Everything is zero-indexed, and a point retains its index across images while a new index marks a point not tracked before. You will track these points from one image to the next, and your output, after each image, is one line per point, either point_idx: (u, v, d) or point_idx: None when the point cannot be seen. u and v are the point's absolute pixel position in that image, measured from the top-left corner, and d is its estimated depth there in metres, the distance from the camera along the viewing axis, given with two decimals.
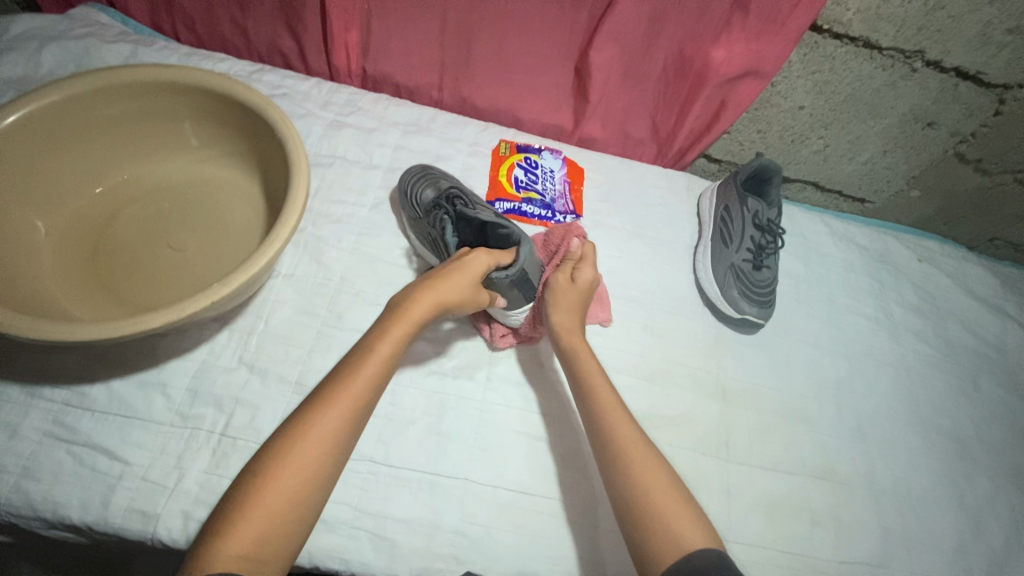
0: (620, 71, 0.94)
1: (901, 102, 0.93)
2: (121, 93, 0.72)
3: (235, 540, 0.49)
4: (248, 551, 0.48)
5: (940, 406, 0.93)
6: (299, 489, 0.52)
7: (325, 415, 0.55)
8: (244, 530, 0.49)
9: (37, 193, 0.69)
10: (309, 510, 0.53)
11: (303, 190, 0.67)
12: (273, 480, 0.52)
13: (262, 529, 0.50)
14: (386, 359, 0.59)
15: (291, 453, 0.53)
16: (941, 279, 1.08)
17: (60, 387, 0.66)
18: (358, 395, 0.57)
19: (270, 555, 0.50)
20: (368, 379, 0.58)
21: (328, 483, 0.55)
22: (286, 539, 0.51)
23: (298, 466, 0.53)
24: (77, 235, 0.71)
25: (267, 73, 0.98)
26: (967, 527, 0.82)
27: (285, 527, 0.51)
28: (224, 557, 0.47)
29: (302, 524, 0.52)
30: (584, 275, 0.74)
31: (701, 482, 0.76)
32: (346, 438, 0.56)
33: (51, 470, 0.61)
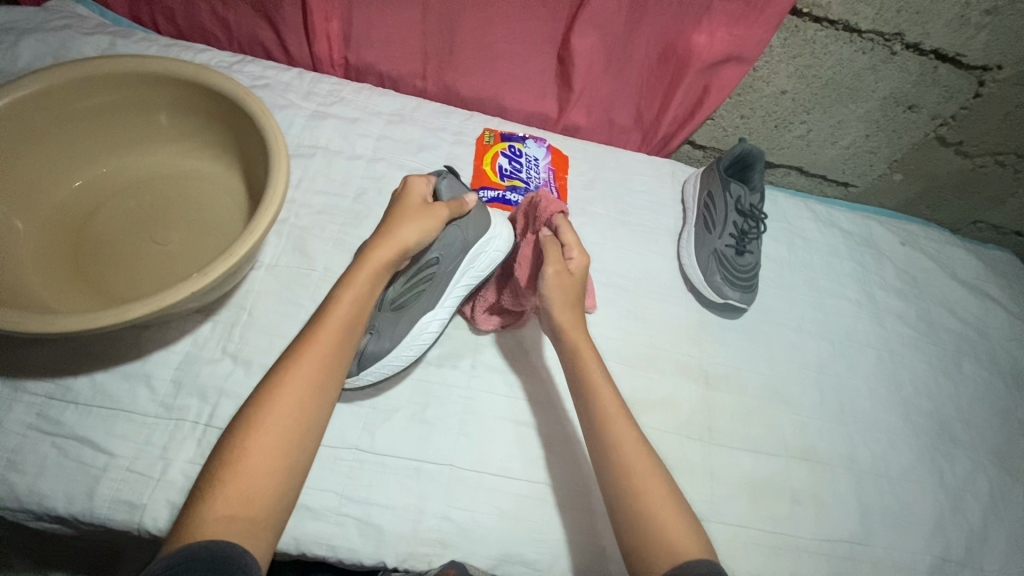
0: (603, 57, 0.94)
1: (882, 85, 0.94)
2: (98, 85, 0.71)
3: (221, 504, 0.50)
4: (236, 511, 0.50)
5: (921, 386, 0.94)
6: (280, 445, 0.55)
7: (295, 372, 0.58)
8: (240, 476, 0.52)
9: (12, 182, 0.68)
10: (296, 465, 0.56)
11: (283, 179, 0.67)
12: (251, 441, 0.54)
13: (248, 487, 0.52)
14: (352, 310, 0.63)
15: (265, 412, 0.56)
16: (924, 263, 1.09)
17: (42, 380, 0.66)
18: (327, 349, 0.61)
19: (260, 515, 0.52)
20: (335, 332, 0.62)
21: (310, 439, 0.58)
22: (274, 498, 0.53)
23: (274, 423, 0.55)
24: (59, 223, 0.71)
25: (248, 64, 0.98)
26: (947, 504, 0.84)
27: (270, 484, 0.53)
28: (223, 502, 0.51)
29: (290, 482, 0.55)
30: (574, 264, 0.72)
31: (684, 465, 0.77)
32: (323, 382, 0.59)
33: (36, 462, 0.62)
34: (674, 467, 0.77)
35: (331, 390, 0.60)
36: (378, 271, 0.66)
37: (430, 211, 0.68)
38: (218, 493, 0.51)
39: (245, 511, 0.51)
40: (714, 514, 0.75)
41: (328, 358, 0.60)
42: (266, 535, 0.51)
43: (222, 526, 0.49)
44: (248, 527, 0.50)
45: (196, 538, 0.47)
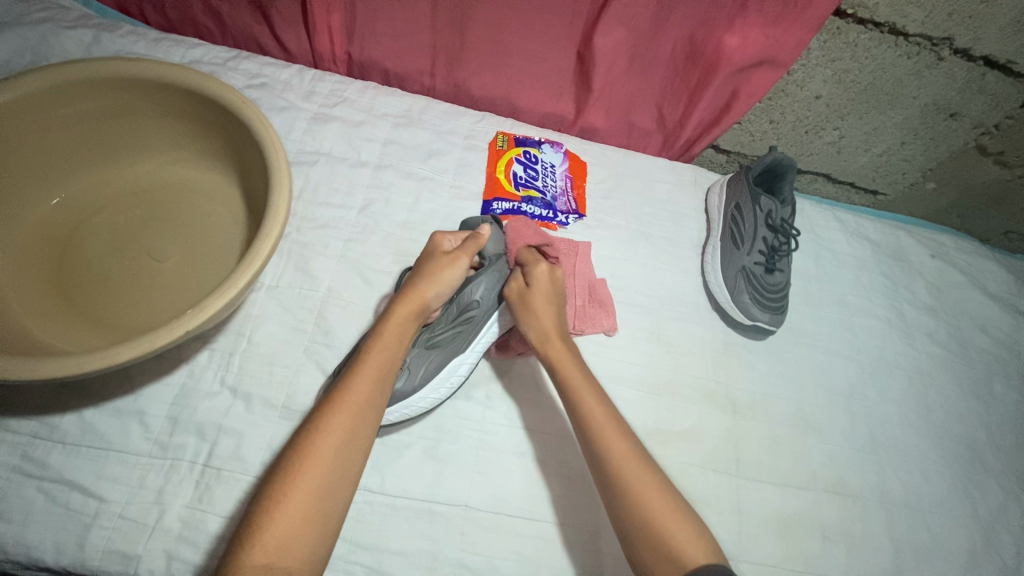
0: (627, 56, 0.87)
1: (924, 92, 0.88)
2: (81, 90, 0.65)
3: (257, 552, 0.47)
4: (271, 560, 0.47)
5: (952, 411, 0.90)
6: (321, 490, 0.51)
7: (336, 412, 0.54)
8: (267, 539, 0.48)
9: (9, 199, 0.64)
10: (333, 512, 0.51)
11: (285, 199, 0.61)
12: (290, 485, 0.50)
13: (284, 535, 0.48)
14: (392, 348, 0.60)
15: (306, 455, 0.52)
16: (956, 276, 1.03)
17: (28, 418, 0.61)
18: (368, 387, 0.57)
19: (295, 565, 0.48)
20: (376, 370, 0.58)
21: (349, 486, 0.53)
22: (309, 548, 0.49)
23: (314, 465, 0.51)
24: (56, 245, 0.65)
25: (244, 61, 0.91)
26: (979, 538, 0.80)
27: (307, 532, 0.49)
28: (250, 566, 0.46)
29: (326, 530, 0.50)
30: (535, 273, 0.68)
31: (710, 501, 0.74)
32: (361, 436, 0.55)
33: (21, 509, 0.57)
34: (699, 503, 0.73)
35: (370, 430, 0.55)
36: (407, 320, 0.63)
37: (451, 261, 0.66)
38: (253, 540, 0.47)
39: (280, 560, 0.47)
40: (740, 553, 0.72)
41: (369, 398, 0.56)
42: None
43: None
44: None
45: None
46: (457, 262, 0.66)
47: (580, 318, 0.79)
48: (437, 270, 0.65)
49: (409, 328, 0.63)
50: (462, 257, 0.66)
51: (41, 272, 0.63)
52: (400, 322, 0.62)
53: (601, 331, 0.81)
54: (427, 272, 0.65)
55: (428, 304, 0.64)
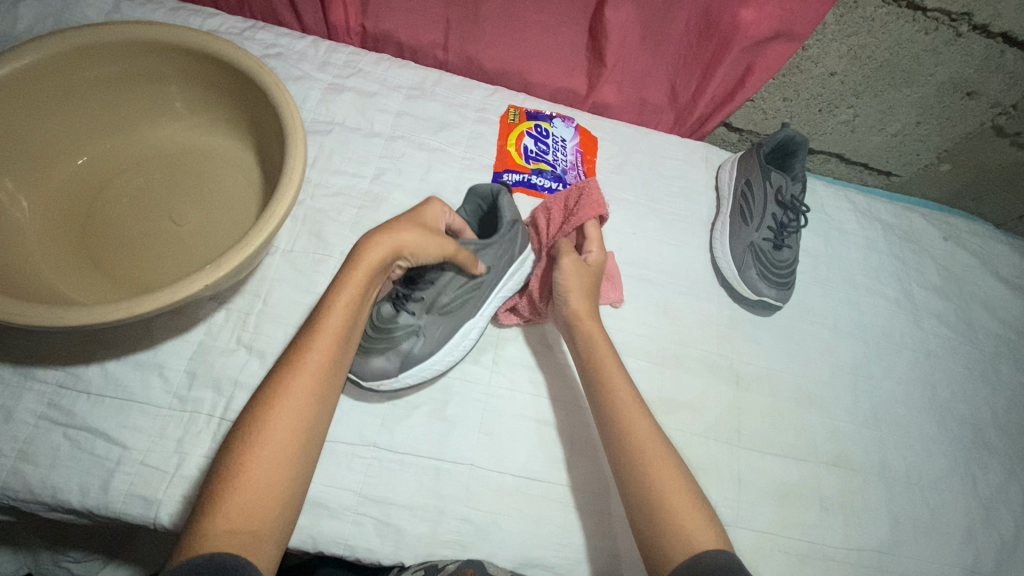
0: (640, 30, 0.87)
1: (941, 69, 0.87)
2: (103, 55, 0.67)
3: (224, 516, 0.48)
4: (238, 524, 0.48)
5: (958, 391, 0.90)
6: (285, 456, 0.52)
7: (296, 379, 0.55)
8: (230, 507, 0.49)
9: (20, 165, 0.65)
10: (298, 474, 0.53)
11: (300, 162, 0.63)
12: (254, 451, 0.52)
13: (250, 499, 0.50)
14: (350, 311, 0.58)
15: (267, 421, 0.53)
16: (966, 259, 1.03)
17: (53, 368, 0.64)
18: (329, 353, 0.57)
19: (262, 528, 0.50)
20: (333, 335, 0.58)
21: (310, 449, 0.55)
22: (276, 510, 0.51)
23: (276, 431, 0.53)
24: (56, 210, 0.67)
25: (260, 31, 0.92)
26: (978, 515, 0.81)
27: (272, 496, 0.51)
28: (215, 533, 0.47)
29: (292, 492, 0.53)
30: (596, 257, 0.73)
31: (711, 469, 0.75)
32: (318, 400, 0.56)
33: (48, 454, 0.60)
34: (700, 471, 0.75)
35: (330, 392, 0.57)
36: (373, 272, 0.59)
37: (432, 228, 0.62)
38: (219, 505, 0.49)
39: (248, 523, 0.49)
40: (739, 520, 0.73)
41: (329, 363, 0.57)
42: (270, 547, 0.50)
43: (225, 541, 0.47)
44: (250, 542, 0.48)
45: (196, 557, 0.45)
46: (444, 241, 0.63)
47: None
48: (426, 242, 0.61)
49: (371, 285, 0.59)
50: (451, 240, 0.64)
51: (40, 238, 0.64)
52: (361, 282, 0.58)
53: (608, 303, 0.82)
54: (389, 227, 0.60)
55: (400, 256, 0.60)
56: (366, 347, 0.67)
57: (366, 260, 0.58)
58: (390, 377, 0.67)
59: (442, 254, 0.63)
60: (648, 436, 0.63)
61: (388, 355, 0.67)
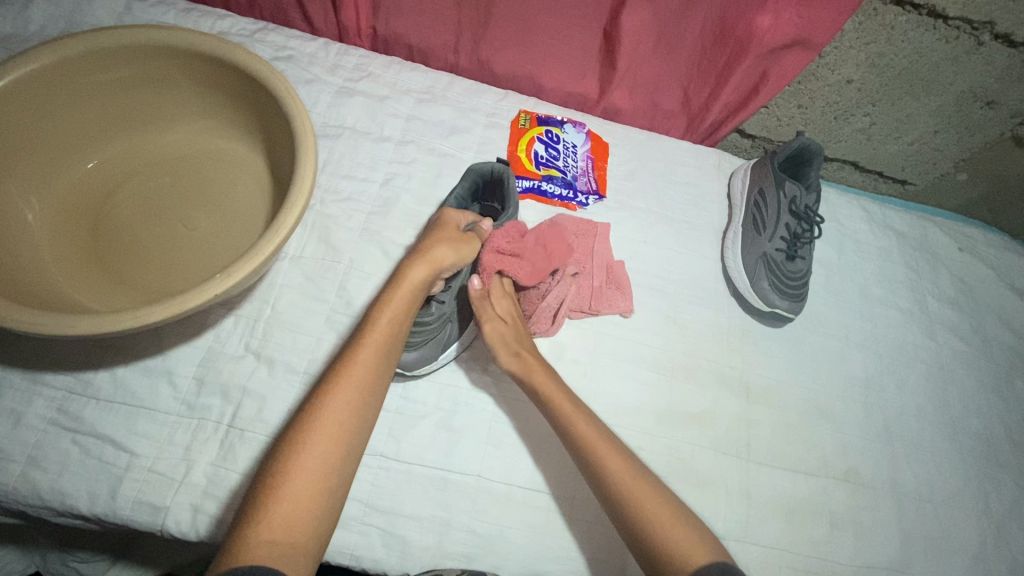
0: (654, 35, 0.86)
1: (960, 79, 0.85)
2: (115, 58, 0.67)
3: (268, 526, 0.48)
4: (280, 534, 0.48)
5: (971, 406, 0.89)
6: (330, 467, 0.52)
7: (342, 391, 0.55)
8: (271, 518, 0.49)
9: (37, 170, 0.66)
10: (340, 486, 0.53)
11: (310, 169, 0.62)
12: (299, 461, 0.51)
13: (293, 509, 0.50)
14: (395, 324, 0.60)
15: (314, 431, 0.53)
16: (982, 270, 1.01)
17: (63, 373, 0.64)
18: (375, 367, 0.58)
19: (303, 539, 0.49)
20: (378, 346, 0.58)
21: (353, 461, 0.54)
22: (317, 521, 0.51)
23: (322, 441, 0.53)
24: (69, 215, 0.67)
25: (270, 33, 0.91)
26: (990, 533, 0.80)
27: (316, 507, 0.51)
28: (257, 542, 0.47)
29: (333, 505, 0.52)
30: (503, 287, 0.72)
31: (719, 483, 0.74)
32: (361, 412, 0.56)
33: (57, 460, 0.60)
34: (708, 485, 0.74)
35: (375, 405, 0.57)
36: (418, 290, 0.62)
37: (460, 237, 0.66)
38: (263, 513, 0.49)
39: (288, 535, 0.49)
40: (747, 535, 0.73)
41: (376, 377, 0.57)
42: (309, 559, 0.49)
43: (266, 552, 0.47)
44: (292, 554, 0.48)
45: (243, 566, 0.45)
46: (473, 246, 0.67)
47: (596, 299, 0.80)
48: (463, 245, 0.65)
49: (416, 301, 0.62)
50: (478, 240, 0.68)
51: (55, 243, 0.64)
52: (407, 299, 0.61)
53: (617, 312, 0.81)
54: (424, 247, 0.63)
55: (441, 271, 0.64)
56: (403, 335, 0.68)
57: (410, 279, 0.61)
58: (431, 361, 0.70)
59: (472, 258, 0.67)
60: (613, 448, 0.62)
61: (428, 342, 0.69)
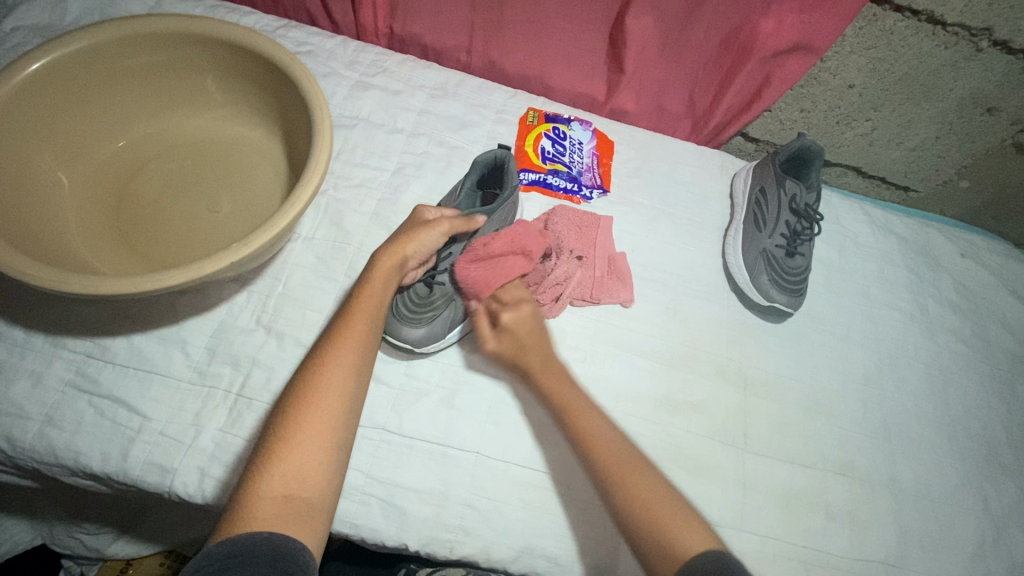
0: (660, 38, 0.89)
1: (961, 84, 0.87)
2: (146, 44, 0.71)
3: (277, 483, 0.50)
4: (292, 491, 0.50)
5: (971, 408, 0.89)
6: (333, 424, 0.54)
7: (338, 355, 0.58)
8: (282, 475, 0.51)
9: (62, 146, 0.69)
10: (345, 444, 0.55)
11: (326, 151, 0.65)
12: (305, 422, 0.54)
13: (301, 467, 0.52)
14: (379, 296, 0.64)
15: (314, 393, 0.55)
16: (984, 276, 1.02)
17: (82, 339, 0.66)
18: (365, 332, 0.61)
19: (314, 495, 0.51)
20: (368, 316, 0.62)
21: (354, 419, 0.57)
22: (327, 478, 0.53)
23: (322, 403, 0.55)
24: (99, 192, 0.70)
25: (292, 30, 0.96)
26: (988, 532, 0.80)
27: (323, 463, 0.53)
28: (270, 498, 0.49)
29: (339, 461, 0.54)
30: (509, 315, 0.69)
31: (715, 470, 0.75)
32: (359, 374, 0.58)
33: (73, 420, 0.63)
34: (703, 471, 0.75)
35: (367, 365, 0.60)
36: (389, 275, 0.65)
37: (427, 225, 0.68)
38: (272, 474, 0.51)
39: (300, 490, 0.51)
40: (743, 523, 0.73)
41: (364, 340, 0.60)
42: (323, 514, 0.51)
43: (278, 507, 0.49)
44: (305, 509, 0.50)
45: (255, 526, 0.47)
46: (436, 228, 0.68)
47: (597, 287, 0.83)
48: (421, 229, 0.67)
49: (391, 283, 0.65)
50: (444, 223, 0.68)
51: (86, 216, 0.68)
52: (382, 279, 0.65)
53: (618, 302, 0.83)
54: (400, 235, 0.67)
55: (408, 258, 0.66)
56: (412, 315, 0.72)
57: (379, 266, 0.64)
58: (438, 339, 0.72)
59: (436, 240, 0.68)
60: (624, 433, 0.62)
61: (434, 320, 0.72)
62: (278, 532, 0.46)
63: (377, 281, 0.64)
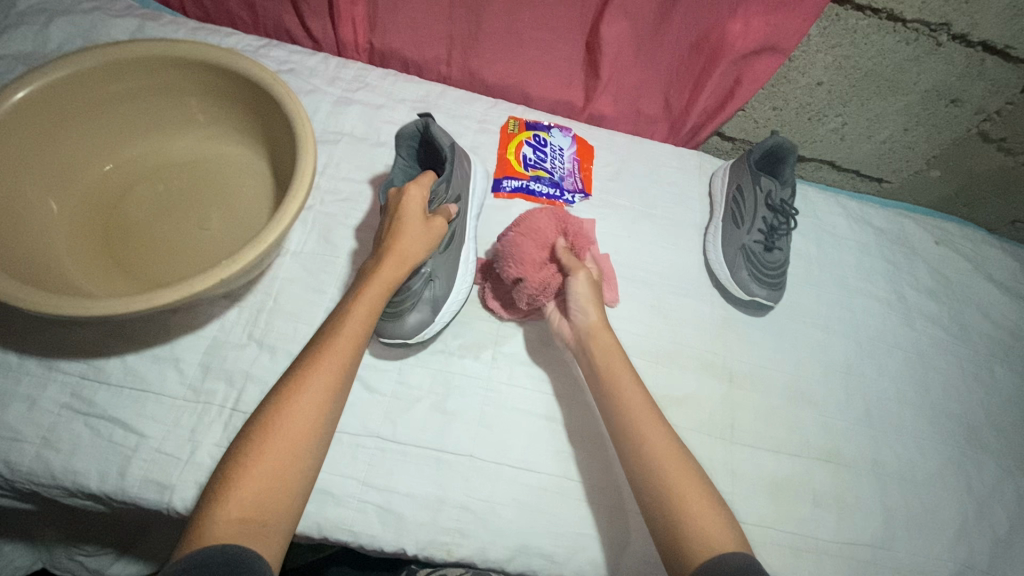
0: (633, 44, 0.92)
1: (924, 78, 0.90)
2: (129, 69, 0.72)
3: (236, 504, 0.51)
4: (248, 513, 0.51)
5: (951, 390, 0.92)
6: (298, 448, 0.55)
7: (316, 379, 0.59)
8: (241, 496, 0.52)
9: (49, 171, 0.70)
10: (308, 473, 0.56)
11: (310, 166, 0.67)
12: (274, 444, 0.55)
13: (261, 489, 0.53)
14: (371, 312, 0.64)
15: (286, 414, 0.56)
16: (958, 263, 1.05)
17: (75, 361, 0.67)
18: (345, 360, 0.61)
19: (271, 518, 0.52)
20: (351, 336, 0.63)
21: (323, 440, 0.58)
22: (286, 504, 0.54)
23: (292, 425, 0.56)
24: (86, 215, 0.71)
25: (273, 49, 0.97)
26: (971, 511, 0.82)
27: (282, 486, 0.54)
28: (225, 519, 0.50)
29: (301, 484, 0.55)
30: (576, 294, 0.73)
31: (705, 464, 0.77)
32: (334, 398, 0.59)
33: (70, 441, 0.63)
34: None
35: (344, 392, 0.60)
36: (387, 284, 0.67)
37: (428, 226, 0.70)
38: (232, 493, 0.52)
39: (257, 513, 0.51)
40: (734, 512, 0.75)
41: (342, 368, 0.60)
42: (278, 537, 0.52)
43: (236, 527, 0.50)
44: (260, 531, 0.51)
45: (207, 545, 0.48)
46: (435, 225, 0.71)
47: None
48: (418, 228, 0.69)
49: (387, 291, 0.67)
50: (439, 221, 0.71)
51: (73, 239, 0.69)
52: (374, 292, 0.66)
53: (603, 303, 0.84)
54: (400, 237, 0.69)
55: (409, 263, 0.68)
56: (393, 309, 0.72)
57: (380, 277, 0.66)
58: (429, 323, 0.74)
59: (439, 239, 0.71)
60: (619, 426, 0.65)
61: (417, 306, 0.73)
62: (230, 550, 0.47)
63: (371, 295, 0.65)
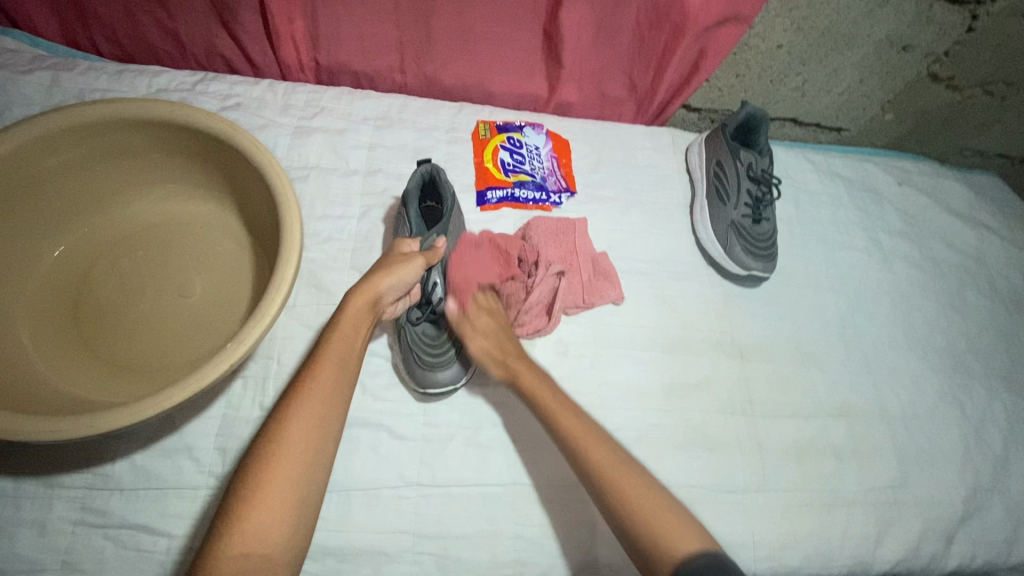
0: (593, 29, 0.89)
1: (878, 29, 0.92)
2: (65, 139, 0.64)
3: (236, 540, 0.47)
4: (251, 549, 0.47)
5: (933, 324, 0.98)
6: (297, 475, 0.51)
7: (304, 399, 0.54)
8: (242, 529, 0.47)
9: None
10: (308, 500, 0.51)
11: (296, 222, 0.62)
12: (264, 475, 0.50)
13: (262, 522, 0.48)
14: (348, 338, 0.58)
15: (280, 438, 0.52)
16: (921, 200, 1.10)
17: (77, 473, 0.62)
18: (336, 376, 0.56)
19: (275, 553, 0.48)
20: (339, 355, 0.57)
21: (326, 462, 0.53)
22: (289, 535, 0.49)
23: (287, 452, 0.51)
24: (45, 303, 0.64)
25: (211, 83, 0.89)
26: (970, 435, 0.89)
27: (284, 517, 0.49)
28: (226, 555, 0.46)
29: (305, 512, 0.51)
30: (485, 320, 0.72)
31: (734, 443, 0.80)
32: (329, 418, 0.54)
33: (93, 559, 0.59)
34: (722, 445, 0.79)
35: (341, 411, 0.56)
36: (360, 315, 0.60)
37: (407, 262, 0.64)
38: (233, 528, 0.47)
39: (260, 547, 0.47)
40: (767, 483, 0.78)
41: (335, 387, 0.56)
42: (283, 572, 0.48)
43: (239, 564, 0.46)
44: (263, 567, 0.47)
45: None
46: (414, 261, 0.64)
47: (588, 292, 0.83)
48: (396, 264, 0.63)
49: (361, 324, 0.60)
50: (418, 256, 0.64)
51: (37, 334, 0.62)
52: (353, 318, 0.60)
53: (608, 301, 0.84)
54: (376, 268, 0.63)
55: (382, 295, 0.61)
56: (434, 361, 0.72)
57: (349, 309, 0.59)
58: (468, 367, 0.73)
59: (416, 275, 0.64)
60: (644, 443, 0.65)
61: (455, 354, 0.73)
62: None
63: (349, 317, 0.59)
